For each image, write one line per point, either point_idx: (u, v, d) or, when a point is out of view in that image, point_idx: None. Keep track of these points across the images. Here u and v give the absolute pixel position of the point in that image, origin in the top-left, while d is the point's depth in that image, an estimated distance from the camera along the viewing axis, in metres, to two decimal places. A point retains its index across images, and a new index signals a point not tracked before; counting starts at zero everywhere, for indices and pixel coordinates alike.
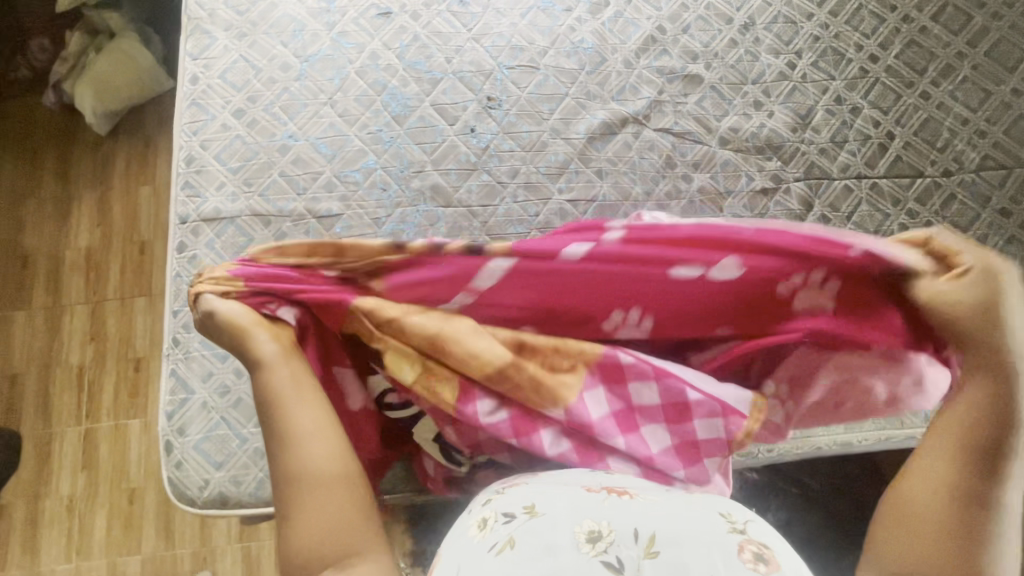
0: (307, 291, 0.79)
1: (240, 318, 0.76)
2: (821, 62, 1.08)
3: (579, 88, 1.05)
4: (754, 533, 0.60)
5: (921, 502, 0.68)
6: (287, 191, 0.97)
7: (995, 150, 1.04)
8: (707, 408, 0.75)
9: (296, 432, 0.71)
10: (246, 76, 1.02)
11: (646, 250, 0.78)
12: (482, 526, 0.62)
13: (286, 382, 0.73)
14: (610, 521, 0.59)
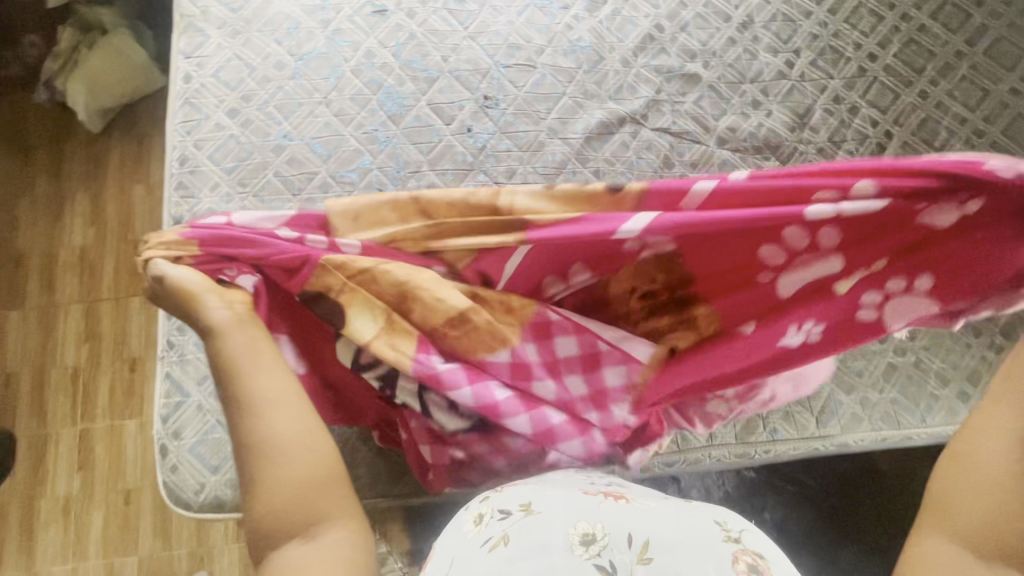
0: (270, 255, 0.78)
1: (193, 283, 0.75)
2: (819, 61, 1.08)
3: (577, 87, 1.04)
4: (749, 543, 0.59)
5: (987, 461, 0.64)
6: (281, 192, 0.96)
7: (992, 150, 1.03)
8: (615, 356, 0.83)
9: (250, 401, 0.68)
10: (240, 75, 1.01)
11: (779, 183, 0.80)
12: (477, 521, 0.62)
13: (240, 348, 0.71)
14: (604, 525, 0.59)
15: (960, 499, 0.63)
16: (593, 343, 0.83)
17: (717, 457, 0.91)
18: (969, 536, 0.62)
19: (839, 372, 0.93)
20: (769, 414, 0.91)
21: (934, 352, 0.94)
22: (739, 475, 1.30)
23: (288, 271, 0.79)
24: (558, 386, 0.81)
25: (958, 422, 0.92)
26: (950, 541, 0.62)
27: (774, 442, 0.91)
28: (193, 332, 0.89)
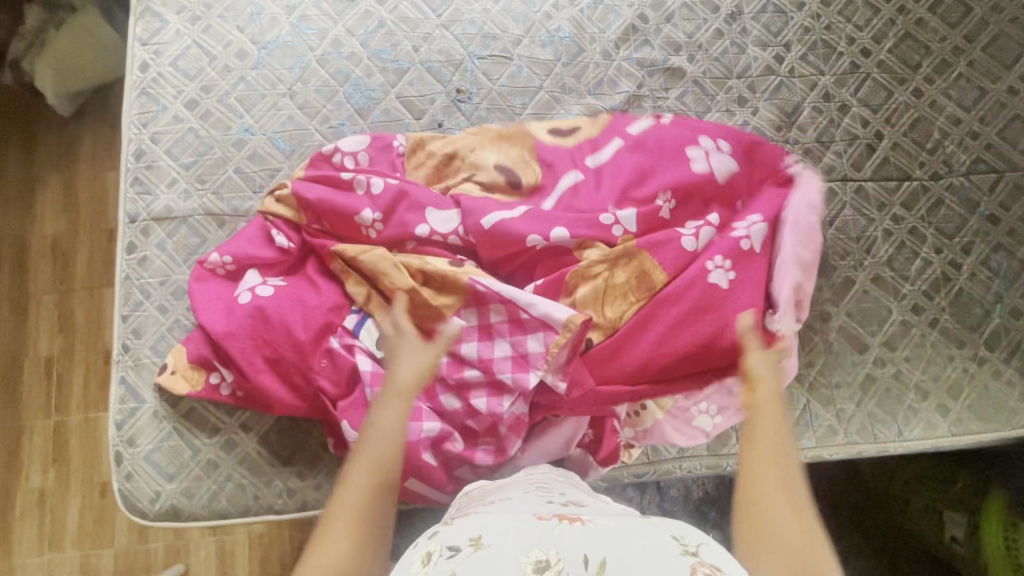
0: (334, 198, 0.84)
1: (420, 354, 0.77)
2: (810, 56, 1.03)
3: (555, 81, 0.99)
4: (709, 556, 0.54)
5: (750, 520, 0.64)
6: (242, 189, 0.92)
7: (986, 153, 0.99)
8: (538, 321, 0.78)
9: (365, 452, 0.69)
10: (199, 64, 0.96)
11: (621, 162, 0.87)
12: (424, 561, 0.55)
13: (399, 418, 0.72)
14: (558, 548, 0.53)
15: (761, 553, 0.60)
16: (514, 308, 0.78)
17: (688, 468, 0.89)
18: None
19: (816, 384, 0.90)
20: (743, 425, 0.89)
21: (914, 364, 0.92)
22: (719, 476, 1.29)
23: (336, 220, 0.84)
24: (483, 352, 0.79)
25: (937, 435, 0.90)
26: None
27: None
28: (149, 336, 0.86)
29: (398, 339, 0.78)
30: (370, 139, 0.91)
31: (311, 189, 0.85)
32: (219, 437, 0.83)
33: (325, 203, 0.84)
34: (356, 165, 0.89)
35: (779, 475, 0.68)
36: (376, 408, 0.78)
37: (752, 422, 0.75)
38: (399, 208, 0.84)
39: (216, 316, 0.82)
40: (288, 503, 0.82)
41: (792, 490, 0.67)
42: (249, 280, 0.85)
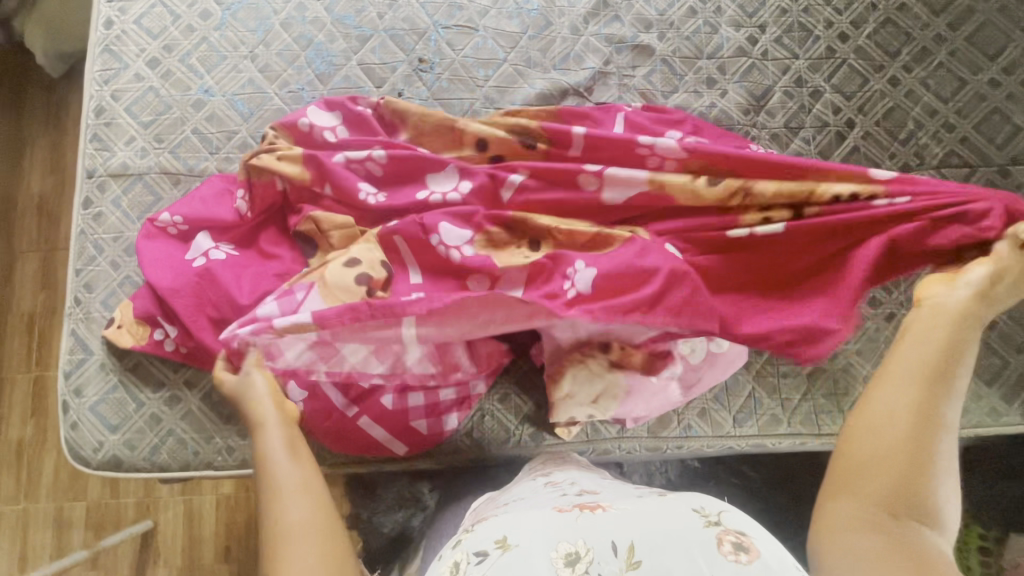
0: (342, 177, 0.82)
1: (282, 398, 0.71)
2: (785, 38, 1.00)
3: (519, 54, 0.98)
4: (732, 523, 0.54)
5: (891, 417, 0.58)
6: (199, 149, 0.92)
7: (961, 147, 0.96)
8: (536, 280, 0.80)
9: (281, 485, 0.61)
10: (162, 22, 0.96)
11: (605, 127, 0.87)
12: (453, 571, 0.54)
13: (288, 442, 0.65)
14: (586, 538, 0.54)
15: (877, 462, 0.56)
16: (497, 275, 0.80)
17: (627, 449, 0.89)
18: (882, 504, 0.53)
19: (763, 371, 0.89)
20: (685, 409, 0.89)
21: (867, 358, 0.90)
22: (683, 464, 1.28)
23: (349, 199, 0.83)
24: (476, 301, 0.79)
25: None
26: (861, 513, 0.53)
27: (687, 439, 0.88)
28: (100, 290, 0.87)
29: (251, 387, 0.71)
30: (344, 109, 0.89)
31: (320, 171, 0.82)
32: (164, 392, 0.84)
33: (342, 183, 0.82)
34: (338, 138, 0.87)
35: (935, 395, 0.59)
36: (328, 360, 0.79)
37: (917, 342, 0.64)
38: (401, 179, 0.85)
39: (163, 274, 0.82)
40: (227, 459, 0.84)
41: (937, 408, 0.58)
42: (204, 240, 0.84)
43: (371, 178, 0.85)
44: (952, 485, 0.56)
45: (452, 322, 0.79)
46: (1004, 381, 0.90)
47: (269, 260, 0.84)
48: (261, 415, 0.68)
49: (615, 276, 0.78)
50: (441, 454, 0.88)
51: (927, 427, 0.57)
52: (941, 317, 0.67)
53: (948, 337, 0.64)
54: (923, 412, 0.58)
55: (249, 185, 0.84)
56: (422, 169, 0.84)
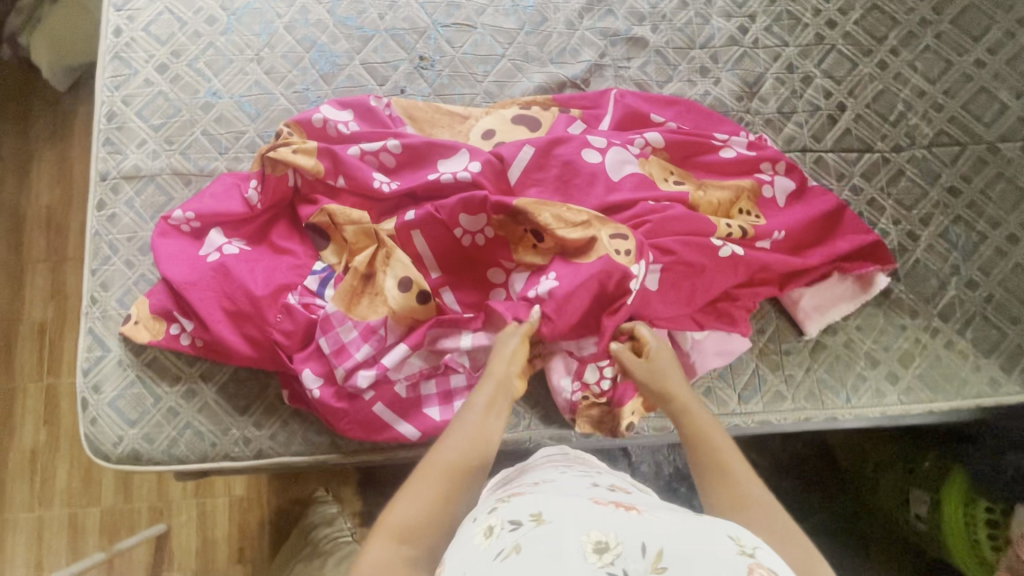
0: (357, 169, 0.86)
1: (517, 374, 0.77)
2: (774, 27, 1.03)
3: (517, 50, 1.00)
4: (764, 561, 0.50)
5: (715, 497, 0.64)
6: (208, 150, 0.95)
7: (950, 125, 0.98)
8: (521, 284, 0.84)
9: (463, 428, 0.69)
10: (170, 29, 0.99)
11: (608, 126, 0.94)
12: (487, 533, 0.53)
13: (489, 399, 0.73)
14: (617, 532, 0.50)
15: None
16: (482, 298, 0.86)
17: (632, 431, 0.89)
18: None
19: (765, 350, 0.91)
20: None
21: (866, 334, 0.92)
22: None
23: (364, 188, 0.87)
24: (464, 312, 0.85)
25: (886, 404, 0.89)
26: None
27: None
28: (116, 289, 0.89)
29: (502, 346, 0.78)
30: (355, 104, 0.92)
31: (337, 164, 0.86)
32: (180, 385, 0.86)
33: (356, 173, 0.86)
34: (351, 131, 0.90)
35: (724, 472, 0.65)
36: (340, 349, 0.81)
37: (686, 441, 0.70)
38: (411, 167, 0.89)
39: (178, 269, 0.84)
40: (244, 451, 0.85)
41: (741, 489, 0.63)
42: (218, 235, 0.87)
43: (386, 169, 0.89)
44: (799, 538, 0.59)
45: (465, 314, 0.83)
46: (1002, 351, 0.91)
47: (281, 254, 0.86)
48: (496, 371, 0.76)
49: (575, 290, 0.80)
50: None
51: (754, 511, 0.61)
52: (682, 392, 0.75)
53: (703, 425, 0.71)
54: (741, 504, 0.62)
55: (262, 175, 0.86)
56: (432, 157, 0.88)
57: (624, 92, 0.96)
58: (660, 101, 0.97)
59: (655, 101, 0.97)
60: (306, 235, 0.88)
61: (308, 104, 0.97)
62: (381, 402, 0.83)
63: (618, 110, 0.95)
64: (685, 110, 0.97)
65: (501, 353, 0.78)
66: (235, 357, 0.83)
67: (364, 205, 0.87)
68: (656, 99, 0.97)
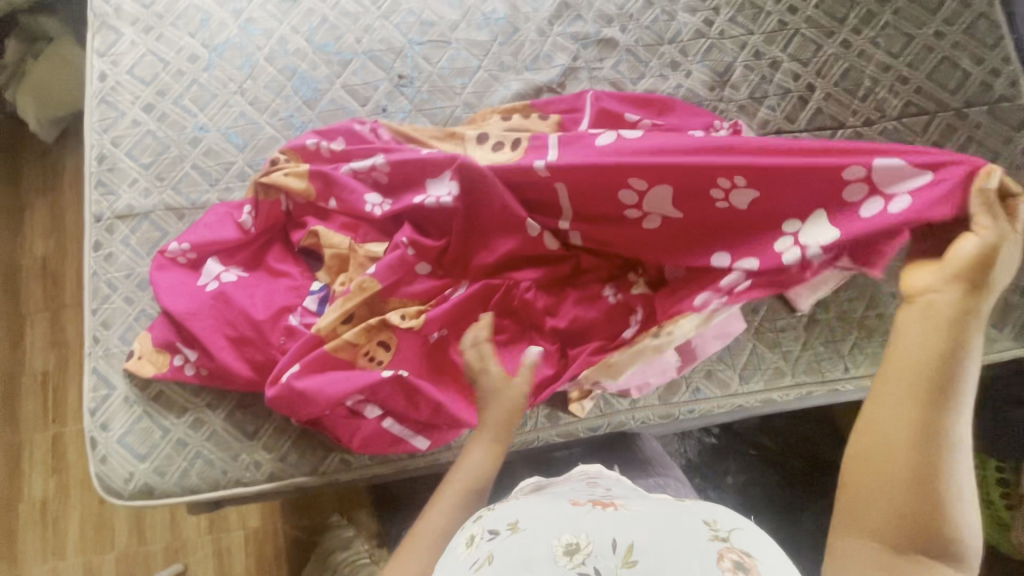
0: (344, 193, 0.87)
1: (506, 397, 0.76)
2: (738, 17, 1.06)
3: (493, 60, 1.03)
4: (739, 542, 0.54)
5: (895, 423, 0.58)
6: (199, 183, 0.97)
7: (917, 96, 1.01)
8: (319, 358, 0.80)
9: (450, 489, 0.71)
10: (154, 70, 1.02)
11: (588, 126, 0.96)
12: (469, 543, 0.59)
13: (483, 462, 0.73)
14: (588, 532, 0.55)
15: (879, 493, 0.56)
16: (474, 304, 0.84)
17: (640, 419, 0.90)
18: (902, 526, 0.54)
19: (761, 329, 0.92)
20: (691, 373, 0.90)
21: (858, 304, 0.93)
22: (700, 442, 1.36)
23: (353, 211, 0.88)
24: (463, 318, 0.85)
25: None
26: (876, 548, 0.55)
27: (697, 402, 0.89)
28: (117, 326, 0.90)
29: (484, 377, 0.78)
30: (342, 127, 0.94)
31: (327, 187, 0.88)
32: (187, 416, 0.87)
33: (344, 196, 0.87)
34: (339, 153, 0.92)
35: (921, 411, 0.58)
36: (344, 368, 0.81)
37: (908, 355, 0.60)
38: (400, 188, 0.89)
39: (178, 300, 0.84)
40: (255, 475, 0.86)
41: (938, 424, 0.57)
42: (214, 262, 0.88)
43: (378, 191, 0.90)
44: (967, 500, 0.56)
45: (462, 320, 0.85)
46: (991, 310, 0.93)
47: (279, 277, 0.87)
48: (488, 416, 0.76)
49: (318, 365, 0.80)
50: (460, 447, 0.88)
51: (932, 457, 0.56)
52: (936, 321, 0.61)
53: (950, 339, 0.60)
54: (926, 440, 0.56)
55: (255, 202, 0.88)
56: (418, 175, 0.87)
57: (600, 94, 0.98)
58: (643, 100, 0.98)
59: (636, 99, 0.99)
60: (302, 257, 0.90)
61: (294, 131, 0.99)
62: (390, 418, 0.84)
63: (598, 110, 0.97)
64: (667, 108, 0.98)
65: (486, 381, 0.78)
66: (239, 384, 0.84)
67: (354, 225, 0.88)
68: (637, 98, 0.99)
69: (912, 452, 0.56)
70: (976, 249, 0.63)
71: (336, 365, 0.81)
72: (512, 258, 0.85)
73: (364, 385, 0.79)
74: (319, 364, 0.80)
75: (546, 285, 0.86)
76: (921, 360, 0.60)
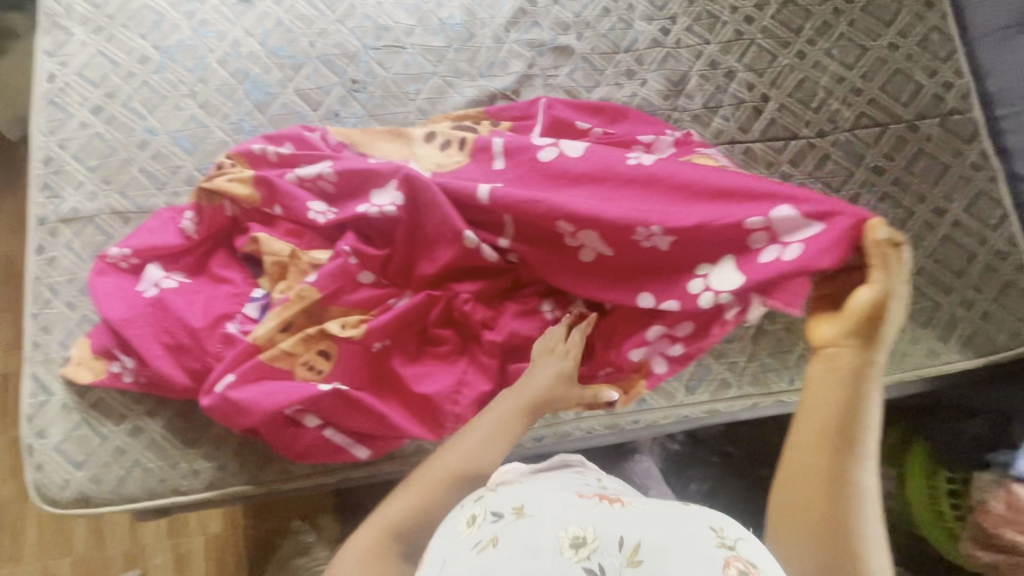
0: (288, 200, 0.86)
1: (559, 377, 0.77)
2: (695, 27, 1.06)
3: (447, 66, 1.03)
4: (744, 552, 0.53)
5: (799, 481, 0.63)
6: (146, 186, 0.96)
7: (870, 108, 1.02)
8: (256, 370, 0.79)
9: (470, 437, 0.73)
10: (103, 71, 1.01)
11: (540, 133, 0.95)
12: (470, 522, 0.58)
13: (506, 422, 0.74)
14: (595, 527, 0.54)
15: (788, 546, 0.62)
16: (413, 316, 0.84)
17: (586, 429, 0.90)
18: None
19: None
20: None
21: None
22: (663, 449, 1.36)
23: (297, 218, 0.87)
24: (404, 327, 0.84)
25: None
26: None
27: (643, 412, 0.90)
28: (58, 331, 0.89)
29: (562, 361, 0.78)
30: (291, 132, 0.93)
31: (272, 194, 0.87)
32: (126, 423, 0.86)
33: (289, 202, 0.86)
34: (285, 159, 0.91)
35: (820, 468, 0.62)
36: (280, 379, 0.80)
37: (809, 414, 0.64)
38: (345, 195, 0.88)
39: (115, 307, 0.83)
40: (194, 483, 0.85)
41: (837, 480, 0.61)
42: (155, 267, 0.87)
43: (323, 197, 0.89)
44: (874, 543, 0.61)
45: (403, 329, 0.84)
46: (936, 322, 0.94)
47: (221, 283, 0.86)
48: (536, 383, 0.76)
49: (255, 378, 0.79)
50: (404, 456, 0.88)
51: (830, 510, 0.61)
52: (834, 377, 0.63)
53: (848, 395, 0.62)
54: (825, 495, 0.61)
55: (198, 207, 0.88)
56: (363, 183, 0.86)
57: (553, 102, 0.98)
58: (596, 108, 0.98)
59: (589, 106, 0.98)
60: (246, 263, 0.89)
61: (244, 135, 0.98)
62: (331, 428, 0.83)
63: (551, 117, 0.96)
64: (618, 115, 0.98)
65: (544, 353, 0.79)
66: (178, 392, 0.83)
67: (299, 231, 0.88)
68: (589, 105, 0.98)
69: (817, 511, 0.61)
70: (867, 299, 0.62)
71: (273, 377, 0.80)
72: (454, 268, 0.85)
73: (300, 398, 0.79)
74: (257, 376, 0.79)
75: (485, 299, 0.85)
76: (819, 419, 0.63)
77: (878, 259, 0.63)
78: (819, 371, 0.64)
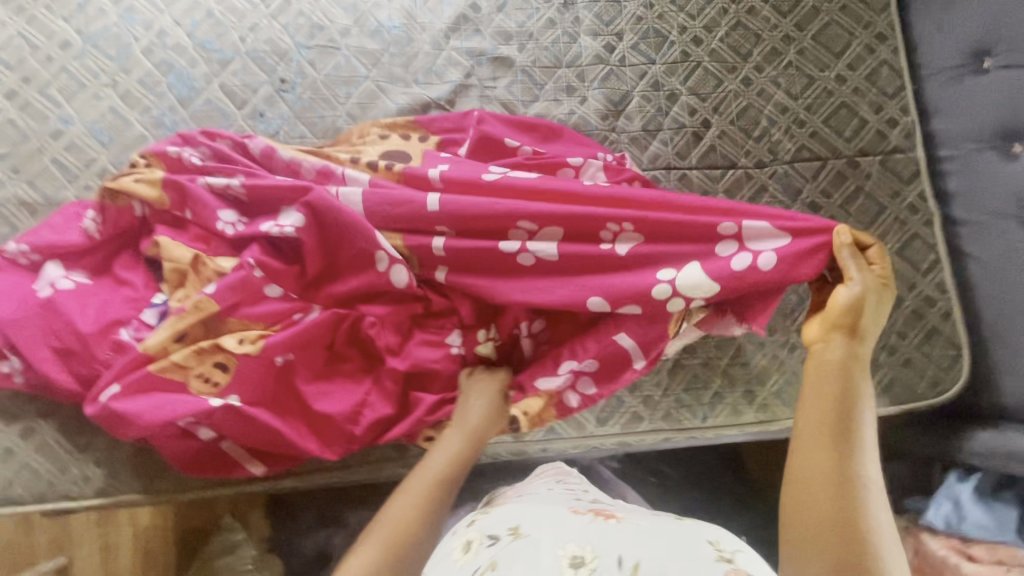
0: (196, 205, 0.83)
1: (491, 405, 0.78)
2: (641, 45, 1.03)
3: (381, 71, 0.99)
4: (743, 563, 0.50)
5: (812, 468, 0.60)
6: (57, 178, 0.92)
7: (811, 141, 0.99)
8: (145, 380, 0.77)
9: (427, 472, 0.71)
10: (20, 54, 0.96)
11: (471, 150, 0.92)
12: (465, 549, 0.55)
13: (456, 451, 0.74)
14: (594, 546, 0.51)
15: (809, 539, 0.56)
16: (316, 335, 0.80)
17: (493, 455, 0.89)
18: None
19: None
20: None
21: (723, 350, 0.92)
22: None
23: (205, 224, 0.84)
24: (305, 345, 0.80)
25: (742, 422, 0.90)
26: None
27: (551, 441, 0.89)
28: None
29: (490, 386, 0.80)
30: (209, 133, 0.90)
31: (179, 198, 0.84)
32: (16, 425, 0.83)
33: (199, 208, 0.83)
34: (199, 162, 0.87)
35: (829, 454, 0.60)
36: (171, 391, 0.78)
37: (812, 402, 0.64)
38: (254, 203, 0.85)
39: (5, 306, 0.80)
40: (84, 489, 0.83)
41: (851, 467, 0.59)
42: (51, 265, 0.83)
43: (235, 203, 0.85)
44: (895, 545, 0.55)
45: (304, 350, 0.80)
46: None
47: (121, 286, 0.84)
48: (473, 416, 0.76)
49: (144, 387, 0.77)
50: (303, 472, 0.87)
51: (846, 499, 0.57)
52: (830, 367, 0.66)
53: (842, 385, 0.65)
54: (837, 481, 0.58)
55: (102, 206, 0.85)
56: (272, 194, 0.83)
57: (484, 116, 0.95)
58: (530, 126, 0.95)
59: (524, 122, 0.95)
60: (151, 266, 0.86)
61: (163, 131, 0.95)
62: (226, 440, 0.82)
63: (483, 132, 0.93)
64: (552, 134, 0.94)
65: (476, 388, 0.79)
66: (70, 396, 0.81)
67: (206, 237, 0.84)
68: (523, 122, 0.95)
69: (833, 497, 0.57)
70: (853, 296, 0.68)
71: (163, 388, 0.78)
72: (359, 290, 0.81)
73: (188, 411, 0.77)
74: (146, 386, 0.77)
75: (393, 322, 0.82)
76: (822, 407, 0.63)
77: (851, 260, 0.70)
78: (816, 363, 0.67)
